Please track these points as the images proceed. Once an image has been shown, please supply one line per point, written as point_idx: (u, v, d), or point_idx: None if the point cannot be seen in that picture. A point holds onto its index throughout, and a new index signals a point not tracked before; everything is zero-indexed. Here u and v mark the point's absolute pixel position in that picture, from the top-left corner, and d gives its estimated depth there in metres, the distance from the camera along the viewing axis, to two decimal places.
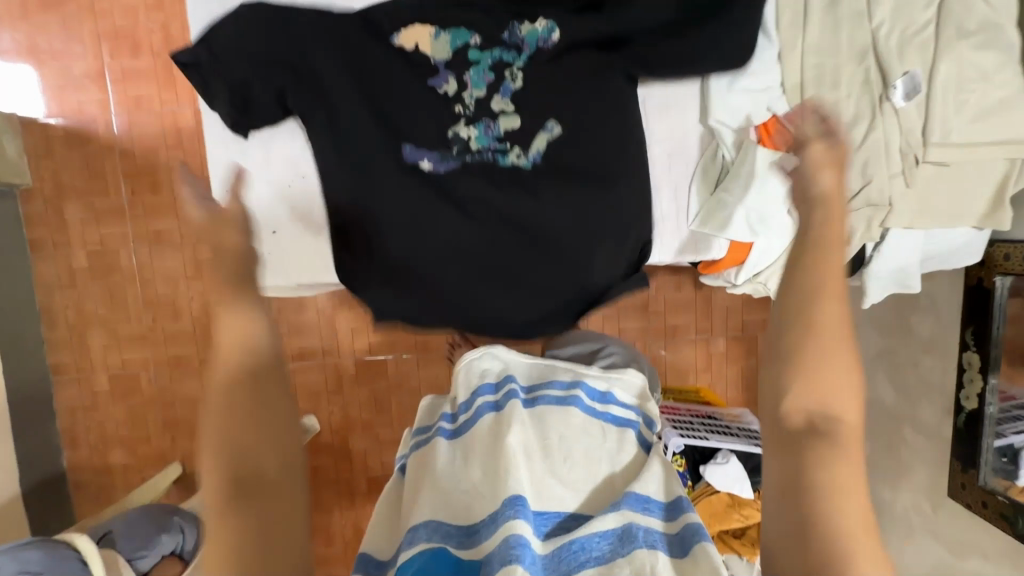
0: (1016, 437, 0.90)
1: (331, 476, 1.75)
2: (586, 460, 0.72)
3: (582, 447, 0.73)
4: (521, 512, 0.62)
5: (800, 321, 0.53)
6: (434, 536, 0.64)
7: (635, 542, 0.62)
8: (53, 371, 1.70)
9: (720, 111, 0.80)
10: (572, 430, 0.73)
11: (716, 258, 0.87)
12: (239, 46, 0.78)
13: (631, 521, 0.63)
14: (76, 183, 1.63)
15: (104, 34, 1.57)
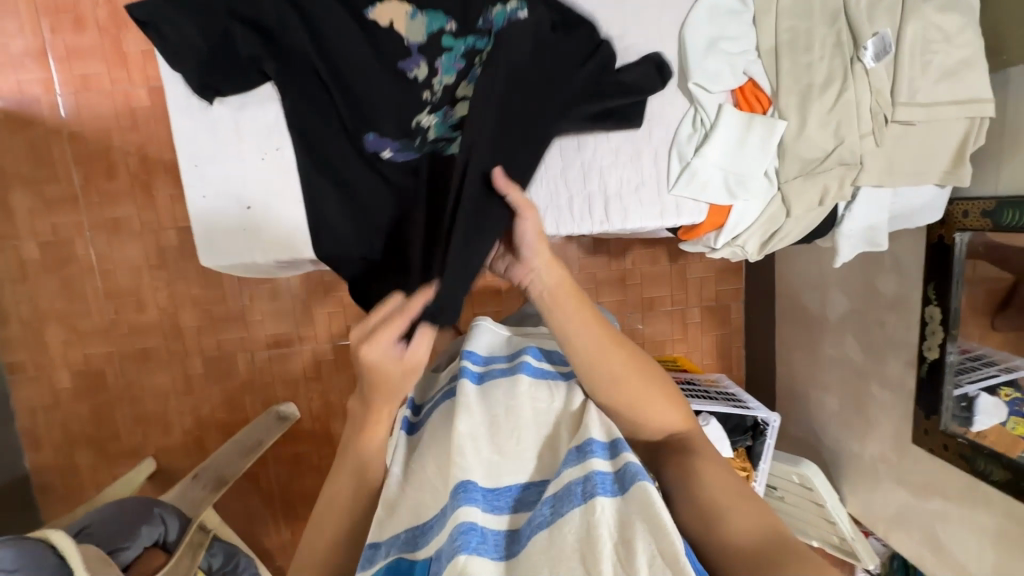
0: (969, 386, 0.98)
1: (313, 464, 1.73)
2: (535, 426, 0.68)
3: (530, 412, 0.68)
4: (467, 497, 0.59)
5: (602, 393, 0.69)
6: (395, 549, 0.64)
7: (575, 499, 0.58)
8: (9, 372, 1.61)
9: (699, 75, 0.80)
10: (520, 397, 0.68)
11: (697, 223, 0.88)
12: (210, 19, 0.75)
13: (566, 482, 0.60)
14: (21, 170, 1.52)
15: (43, 8, 1.46)
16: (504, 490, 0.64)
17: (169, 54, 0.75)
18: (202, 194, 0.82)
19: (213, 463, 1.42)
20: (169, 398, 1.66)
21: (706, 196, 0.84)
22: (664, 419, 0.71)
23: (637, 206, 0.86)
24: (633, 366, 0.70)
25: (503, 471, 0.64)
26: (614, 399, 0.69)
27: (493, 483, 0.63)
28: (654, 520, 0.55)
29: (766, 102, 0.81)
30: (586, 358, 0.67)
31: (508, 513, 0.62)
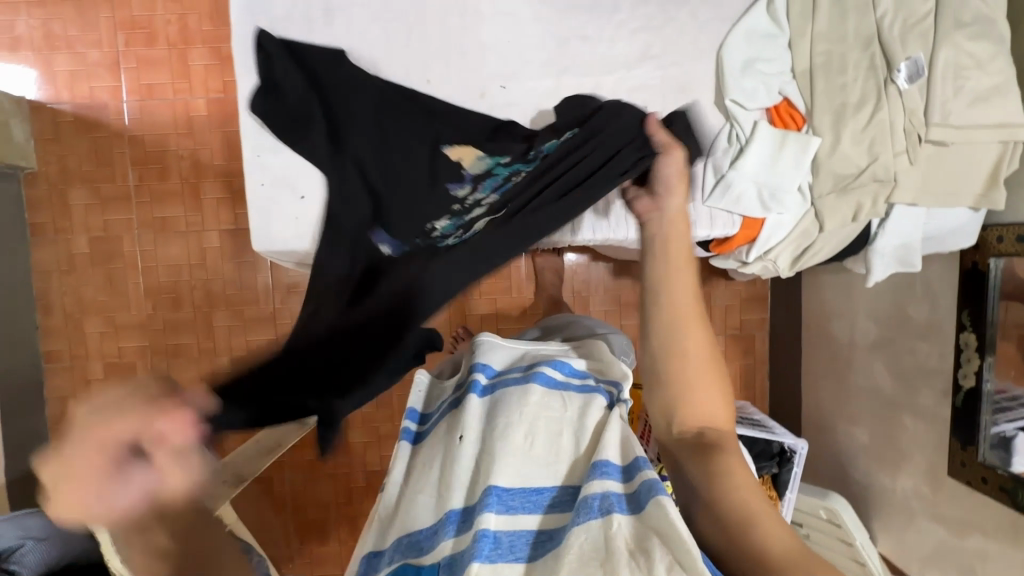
0: (1006, 425, 0.94)
1: (328, 472, 1.72)
2: (549, 433, 0.68)
3: (543, 423, 0.68)
4: (490, 506, 0.61)
5: (668, 352, 0.64)
6: (403, 553, 0.67)
7: (592, 512, 0.58)
8: (46, 360, 1.67)
9: (736, 92, 0.84)
10: (531, 407, 0.69)
11: (730, 235, 0.90)
12: (303, 81, 0.90)
13: (584, 495, 0.60)
14: (82, 168, 1.63)
15: (120, 24, 1.59)
16: (522, 496, 0.64)
17: (259, 99, 0.90)
18: (261, 180, 0.91)
19: (235, 461, 1.42)
20: None
21: (739, 208, 0.86)
22: (712, 406, 0.64)
23: None
24: (701, 333, 0.64)
25: (519, 476, 0.65)
26: (671, 366, 0.64)
27: (512, 484, 0.64)
28: (672, 539, 0.54)
29: (801, 121, 0.85)
30: (672, 302, 0.63)
31: (524, 515, 0.63)
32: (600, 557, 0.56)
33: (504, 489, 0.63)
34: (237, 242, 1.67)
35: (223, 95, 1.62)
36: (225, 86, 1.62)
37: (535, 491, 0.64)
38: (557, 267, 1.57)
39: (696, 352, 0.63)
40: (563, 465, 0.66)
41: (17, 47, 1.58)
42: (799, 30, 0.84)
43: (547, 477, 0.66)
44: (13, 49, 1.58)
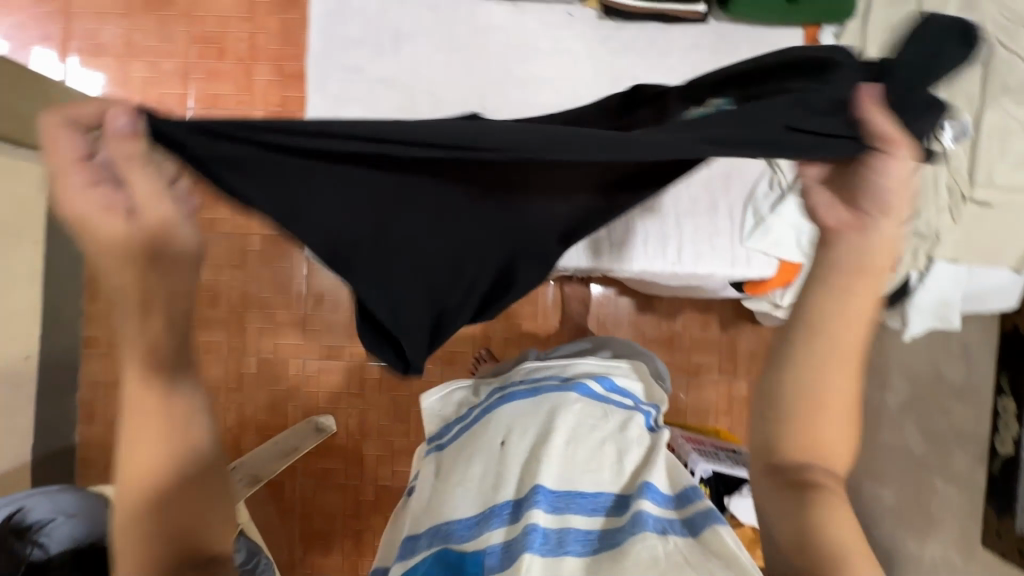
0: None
1: (339, 482, 1.73)
2: (590, 443, 0.79)
3: (584, 427, 0.80)
4: (539, 502, 0.70)
5: (816, 381, 0.59)
6: (436, 540, 0.76)
7: (647, 524, 0.66)
8: (84, 345, 1.73)
9: None
10: (574, 419, 0.80)
11: (767, 277, 0.93)
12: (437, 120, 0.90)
13: (636, 510, 0.69)
14: None
15: (195, 39, 1.71)
16: (571, 499, 0.73)
17: None
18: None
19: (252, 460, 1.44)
20: (219, 392, 1.73)
21: (778, 251, 0.88)
22: (832, 437, 0.60)
23: (711, 253, 0.94)
24: (848, 365, 0.59)
25: (566, 477, 0.75)
26: (811, 399, 0.59)
27: (557, 486, 0.74)
28: (730, 561, 0.62)
29: None
30: (841, 325, 0.58)
31: (571, 514, 0.72)
32: (658, 565, 0.62)
33: (551, 491, 0.73)
34: (278, 248, 1.73)
35: (280, 109, 1.71)
36: (284, 101, 1.71)
37: (579, 495, 0.74)
38: (584, 298, 1.59)
39: (839, 392, 0.59)
40: (604, 475, 0.77)
41: (100, 53, 1.71)
42: None
43: (590, 484, 0.76)
44: (96, 54, 1.71)
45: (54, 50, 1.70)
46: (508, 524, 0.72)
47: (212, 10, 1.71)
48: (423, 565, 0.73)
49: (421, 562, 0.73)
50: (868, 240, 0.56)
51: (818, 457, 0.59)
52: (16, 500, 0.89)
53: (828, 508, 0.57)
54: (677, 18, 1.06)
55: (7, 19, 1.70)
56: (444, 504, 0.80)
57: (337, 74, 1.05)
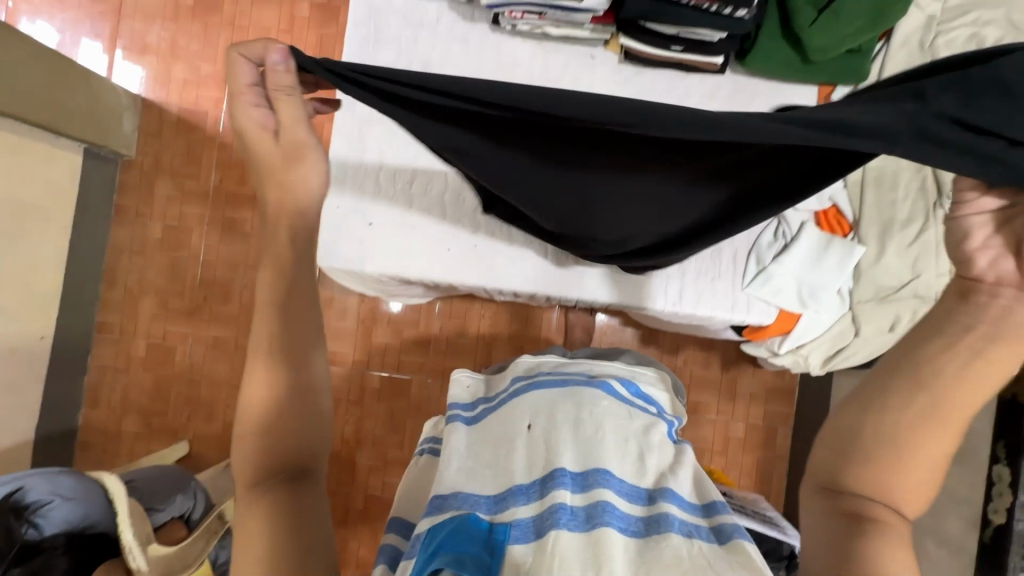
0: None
1: (330, 487, 1.74)
2: (617, 434, 0.84)
3: (611, 420, 0.86)
4: (561, 483, 0.75)
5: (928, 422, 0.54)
6: (464, 506, 0.76)
7: (673, 525, 0.71)
8: (97, 330, 1.78)
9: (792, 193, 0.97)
10: (603, 412, 0.87)
11: (765, 325, 0.95)
12: None
13: (663, 511, 0.74)
14: (173, 163, 1.79)
15: (236, 46, 1.79)
16: (598, 478, 0.77)
17: None
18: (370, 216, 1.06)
19: None
20: (222, 387, 1.76)
21: (777, 300, 0.92)
22: (913, 491, 0.54)
23: (712, 298, 0.96)
24: (951, 431, 0.54)
25: (592, 462, 0.80)
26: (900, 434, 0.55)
27: (581, 469, 0.79)
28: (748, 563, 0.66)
29: (848, 228, 0.96)
30: (955, 386, 0.54)
31: (597, 488, 0.76)
32: (684, 561, 0.65)
33: (578, 474, 0.78)
34: None
35: None
36: None
37: (606, 473, 0.78)
38: (588, 326, 1.61)
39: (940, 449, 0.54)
40: (628, 469, 0.81)
41: (144, 52, 1.79)
42: None
43: (615, 470, 0.80)
44: (141, 53, 1.79)
45: (102, 46, 1.79)
46: (540, 499, 0.75)
47: (255, 20, 1.79)
48: (450, 524, 0.73)
49: (442, 527, 0.72)
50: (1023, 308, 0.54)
51: (893, 500, 0.54)
52: (16, 479, 0.91)
53: (881, 544, 0.52)
54: (694, 69, 1.11)
55: (61, 15, 1.79)
56: (477, 478, 0.81)
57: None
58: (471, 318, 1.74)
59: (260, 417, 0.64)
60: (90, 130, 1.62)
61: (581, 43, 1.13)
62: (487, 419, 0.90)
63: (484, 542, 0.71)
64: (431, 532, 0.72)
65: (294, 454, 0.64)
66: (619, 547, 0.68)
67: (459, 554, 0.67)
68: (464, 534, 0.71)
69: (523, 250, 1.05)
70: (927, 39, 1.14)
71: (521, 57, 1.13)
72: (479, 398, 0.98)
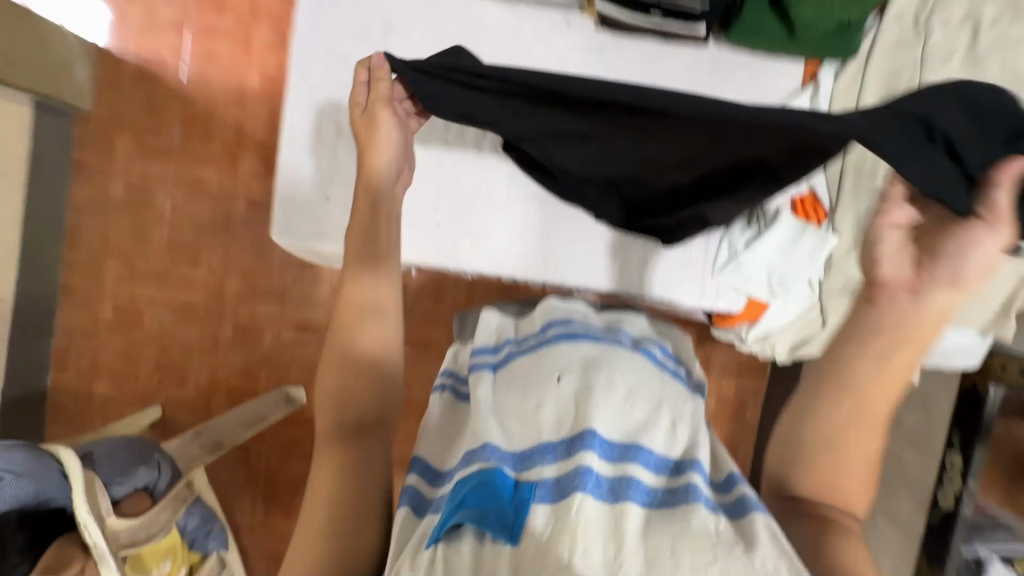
0: (983, 547, 1.02)
1: (304, 451, 1.75)
2: (652, 394, 0.67)
3: (649, 380, 0.68)
4: (591, 445, 0.59)
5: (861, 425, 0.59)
6: (492, 459, 0.60)
7: (700, 497, 0.56)
8: (61, 292, 1.73)
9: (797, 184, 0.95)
10: (638, 366, 0.70)
11: (733, 312, 0.97)
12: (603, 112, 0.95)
13: (689, 477, 0.58)
14: (132, 118, 1.69)
15: None
16: (628, 445, 0.61)
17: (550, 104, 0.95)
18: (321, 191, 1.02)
19: (215, 425, 1.46)
20: (193, 352, 1.74)
21: (748, 287, 0.93)
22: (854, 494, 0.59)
23: (683, 285, 0.97)
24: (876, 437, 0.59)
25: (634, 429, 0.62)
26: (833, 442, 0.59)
27: (615, 429, 0.62)
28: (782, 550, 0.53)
29: (822, 216, 0.96)
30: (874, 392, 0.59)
31: (632, 461, 0.59)
32: (708, 540, 0.51)
33: (608, 437, 0.61)
34: (263, 215, 1.71)
35: (276, 73, 1.67)
36: (281, 64, 1.67)
37: (640, 440, 0.61)
38: None
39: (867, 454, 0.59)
40: (665, 431, 0.64)
41: None
42: None
43: (652, 434, 0.63)
44: None
45: None
46: (566, 456, 0.59)
47: None
48: (467, 478, 0.59)
49: (465, 478, 0.59)
50: (917, 308, 0.57)
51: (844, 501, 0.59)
52: None
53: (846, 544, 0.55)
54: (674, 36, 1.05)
55: None
56: (495, 423, 0.65)
57: (321, 58, 1.03)
58: (446, 287, 1.71)
59: (341, 376, 0.77)
60: (38, 80, 1.51)
61: (556, 6, 1.06)
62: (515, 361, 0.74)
63: (506, 499, 0.57)
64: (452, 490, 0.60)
65: (364, 413, 0.74)
66: (644, 525, 0.54)
67: (481, 515, 0.55)
68: (487, 490, 0.57)
69: (498, 223, 1.01)
70: (922, 14, 1.07)
71: (490, 17, 1.06)
72: (504, 341, 0.82)
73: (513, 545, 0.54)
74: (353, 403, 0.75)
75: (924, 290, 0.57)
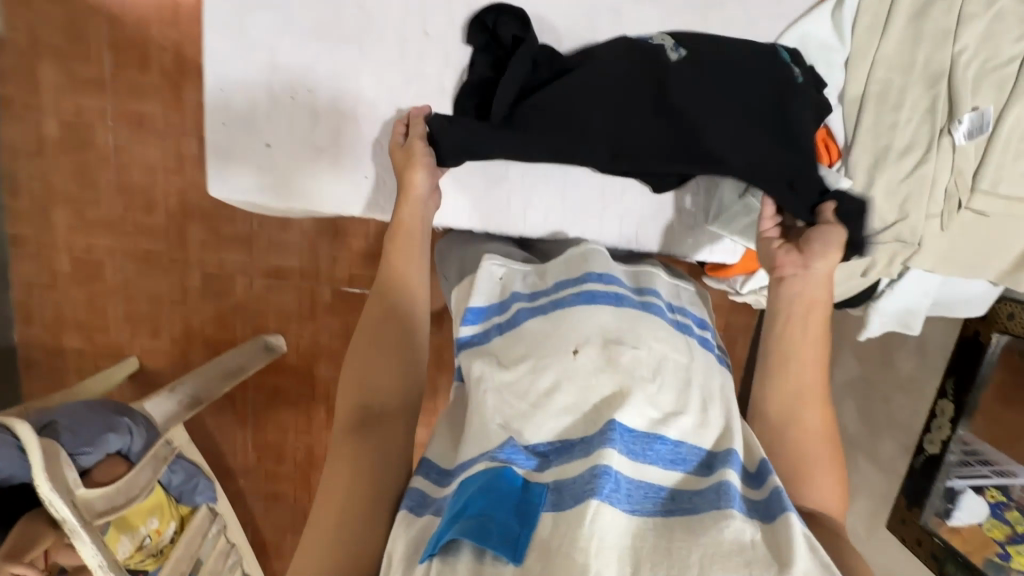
0: (958, 481, 1.04)
1: (291, 398, 1.74)
2: (677, 377, 0.72)
3: (671, 358, 0.73)
4: (613, 439, 0.62)
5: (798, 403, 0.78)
6: (497, 460, 0.64)
7: (734, 498, 0.59)
8: (11, 243, 1.61)
9: None
10: (661, 344, 0.74)
11: (730, 262, 1.07)
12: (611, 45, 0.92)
13: (726, 478, 0.61)
14: (54, 42, 1.47)
15: None
16: (651, 443, 0.65)
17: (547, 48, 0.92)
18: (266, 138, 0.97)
19: (191, 380, 1.41)
20: (163, 303, 1.66)
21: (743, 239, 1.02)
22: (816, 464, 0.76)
23: (674, 234, 1.05)
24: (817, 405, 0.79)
25: (652, 419, 0.67)
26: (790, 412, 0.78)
27: (635, 427, 0.65)
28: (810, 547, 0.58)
29: (837, 154, 0.94)
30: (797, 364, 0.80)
31: (654, 465, 0.64)
32: (743, 549, 0.55)
33: (631, 433, 0.64)
34: None
35: None
36: None
37: (659, 439, 0.65)
38: None
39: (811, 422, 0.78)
40: (690, 421, 0.68)
41: None
42: (859, 53, 0.91)
43: (673, 431, 0.67)
44: None
45: None
46: (586, 455, 0.62)
47: None
48: (479, 477, 0.63)
49: (473, 479, 0.63)
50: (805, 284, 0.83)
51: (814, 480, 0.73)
52: None
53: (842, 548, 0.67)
54: None
55: None
56: (509, 404, 0.69)
57: None
58: None
59: (375, 362, 0.81)
60: None
61: None
62: (525, 324, 0.77)
63: (515, 502, 0.60)
64: (457, 491, 0.63)
65: (385, 406, 0.79)
66: (657, 532, 0.57)
67: (483, 520, 0.58)
68: (495, 492, 0.61)
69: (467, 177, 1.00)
70: None
71: None
72: (511, 296, 0.83)
73: (517, 564, 0.56)
74: (381, 388, 0.80)
75: (809, 263, 0.83)
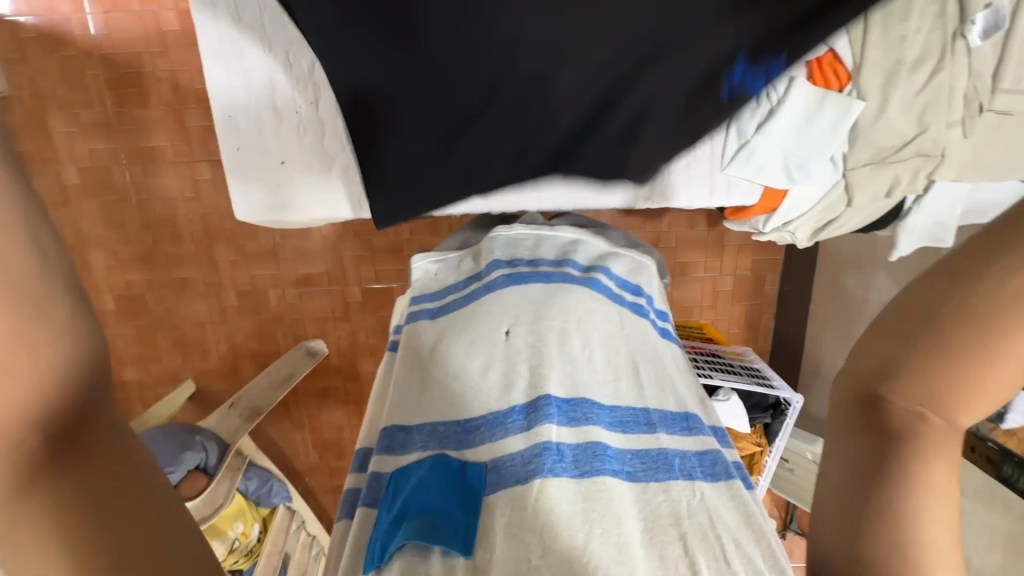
0: None
1: (340, 397, 1.81)
2: (607, 343, 0.78)
3: (603, 331, 0.79)
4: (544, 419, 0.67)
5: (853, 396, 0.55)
6: (432, 446, 0.69)
7: (674, 471, 0.67)
8: None
9: None
10: (590, 315, 0.80)
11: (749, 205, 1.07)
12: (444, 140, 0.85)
13: (659, 445, 0.69)
14: (57, 92, 1.51)
15: None
16: (588, 410, 0.70)
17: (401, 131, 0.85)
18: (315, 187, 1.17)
19: (249, 395, 1.50)
20: (206, 326, 1.74)
21: (766, 175, 1.00)
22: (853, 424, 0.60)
23: (692, 184, 1.04)
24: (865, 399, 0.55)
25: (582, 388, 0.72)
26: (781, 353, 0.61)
27: (570, 396, 0.71)
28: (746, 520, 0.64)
29: None
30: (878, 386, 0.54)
31: (586, 424, 0.69)
32: (679, 521, 0.61)
33: (564, 404, 0.70)
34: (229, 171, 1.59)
35: None
36: None
37: (596, 404, 0.71)
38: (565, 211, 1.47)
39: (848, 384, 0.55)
40: (623, 387, 0.75)
41: None
42: None
43: (606, 396, 0.73)
44: None
45: None
46: (527, 431, 0.67)
47: None
48: (418, 469, 0.66)
49: (419, 462, 0.66)
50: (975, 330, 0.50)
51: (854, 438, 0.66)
52: None
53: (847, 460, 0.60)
54: None
55: None
56: (458, 388, 0.73)
57: None
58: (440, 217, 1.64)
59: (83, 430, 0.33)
60: None
61: None
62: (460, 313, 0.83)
63: (452, 490, 0.64)
64: (395, 479, 0.66)
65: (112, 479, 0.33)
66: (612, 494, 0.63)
67: (428, 516, 0.60)
68: (429, 484, 0.63)
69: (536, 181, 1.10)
70: None
71: None
72: (449, 287, 0.89)
73: (467, 556, 0.58)
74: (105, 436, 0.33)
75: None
